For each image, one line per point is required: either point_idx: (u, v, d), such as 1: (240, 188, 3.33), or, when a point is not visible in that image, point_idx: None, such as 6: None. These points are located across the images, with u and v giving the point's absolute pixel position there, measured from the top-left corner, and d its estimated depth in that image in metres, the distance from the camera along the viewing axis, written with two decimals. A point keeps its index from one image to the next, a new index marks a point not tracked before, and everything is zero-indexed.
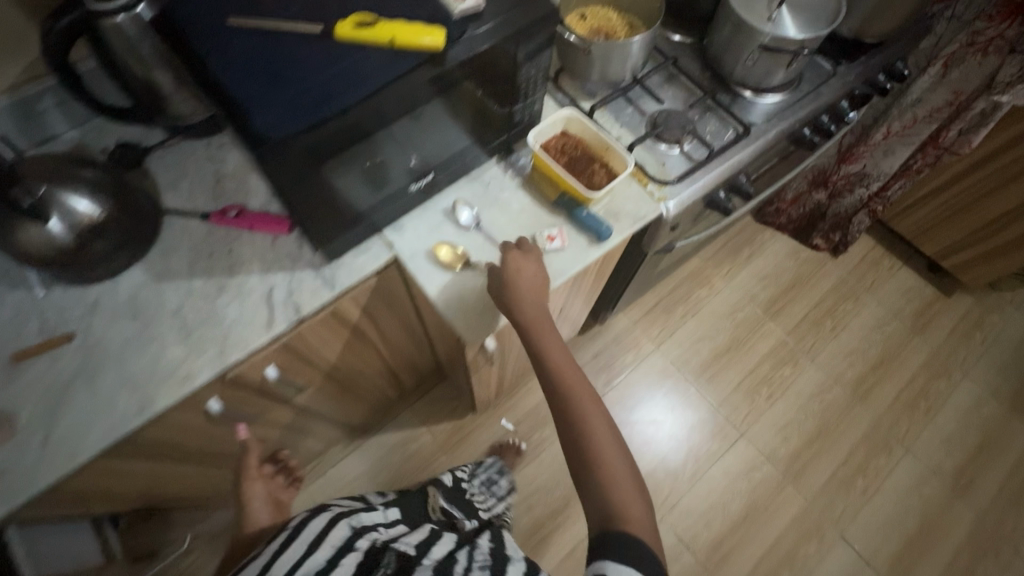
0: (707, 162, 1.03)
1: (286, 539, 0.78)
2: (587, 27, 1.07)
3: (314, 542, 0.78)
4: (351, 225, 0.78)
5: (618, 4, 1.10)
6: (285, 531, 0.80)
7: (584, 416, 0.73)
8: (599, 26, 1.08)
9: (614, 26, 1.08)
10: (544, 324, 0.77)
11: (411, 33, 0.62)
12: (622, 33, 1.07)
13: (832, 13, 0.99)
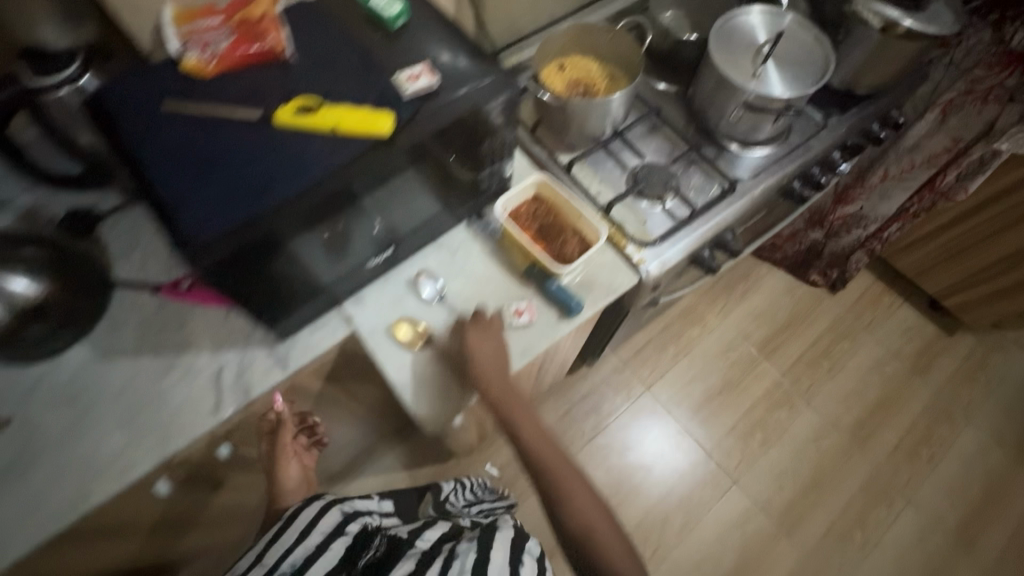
0: (690, 221, 0.98)
1: (284, 524, 0.86)
2: (567, 78, 1.03)
3: (306, 529, 0.85)
4: (306, 302, 0.74)
5: (598, 53, 1.06)
6: (281, 521, 0.87)
7: (568, 495, 0.72)
8: (578, 77, 1.04)
9: (594, 77, 1.04)
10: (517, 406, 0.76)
11: (358, 118, 0.58)
12: (602, 85, 1.03)
13: (821, 68, 0.95)
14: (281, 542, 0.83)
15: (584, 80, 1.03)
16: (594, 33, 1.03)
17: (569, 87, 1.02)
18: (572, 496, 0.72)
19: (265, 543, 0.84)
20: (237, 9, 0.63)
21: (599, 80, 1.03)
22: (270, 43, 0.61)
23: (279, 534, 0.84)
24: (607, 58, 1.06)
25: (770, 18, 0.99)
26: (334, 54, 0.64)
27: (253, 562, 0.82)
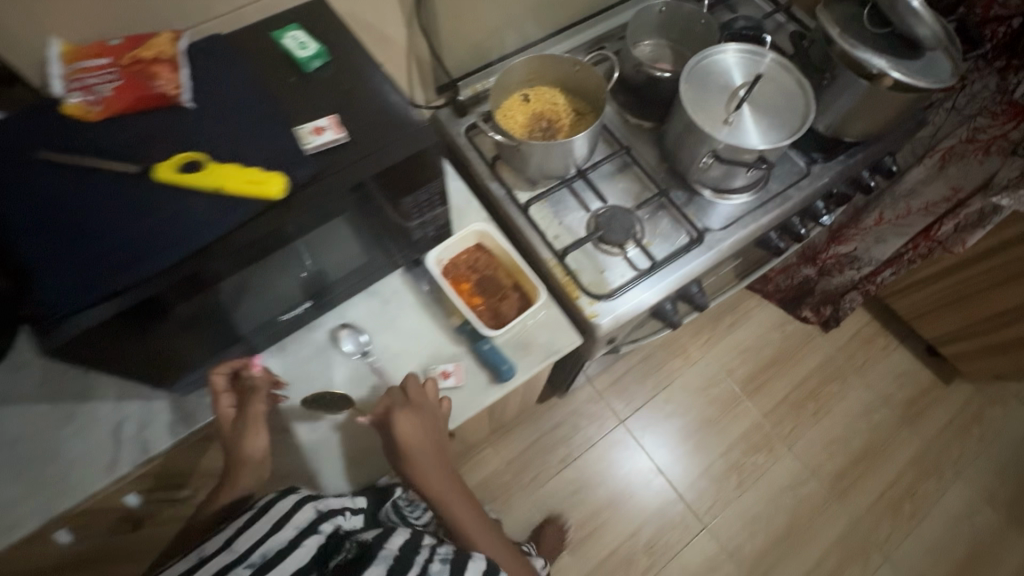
0: (650, 275, 0.92)
1: (256, 513, 0.63)
2: (528, 114, 0.97)
3: (278, 525, 0.62)
4: (213, 355, 0.69)
5: (566, 86, 0.99)
6: (251, 511, 0.63)
7: (484, 556, 0.67)
8: (541, 113, 0.97)
9: (558, 114, 0.97)
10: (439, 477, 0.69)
11: (248, 178, 0.52)
12: (565, 123, 0.97)
13: (800, 117, 0.88)
14: (247, 535, 0.61)
15: (547, 117, 0.97)
16: (561, 65, 0.96)
17: (531, 124, 0.96)
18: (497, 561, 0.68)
19: (241, 522, 0.62)
20: (130, 45, 0.57)
21: (563, 118, 0.97)
22: (162, 88, 0.55)
23: (248, 524, 0.61)
24: (575, 91, 0.99)
25: (751, 59, 0.92)
26: (235, 99, 0.58)
27: (222, 545, 0.60)
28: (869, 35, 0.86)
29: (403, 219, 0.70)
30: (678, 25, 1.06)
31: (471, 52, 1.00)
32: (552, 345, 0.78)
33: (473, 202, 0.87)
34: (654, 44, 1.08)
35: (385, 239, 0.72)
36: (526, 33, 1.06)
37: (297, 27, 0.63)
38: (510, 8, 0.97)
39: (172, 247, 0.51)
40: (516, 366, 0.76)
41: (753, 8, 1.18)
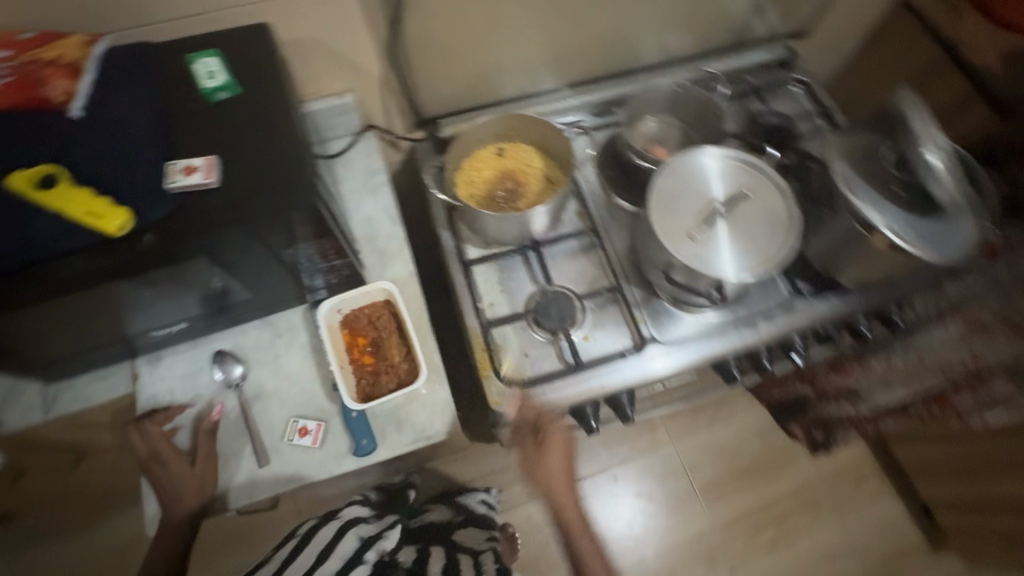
0: (573, 375, 0.84)
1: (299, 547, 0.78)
2: (496, 169, 0.91)
3: (324, 552, 0.75)
4: (79, 353, 0.68)
5: (547, 150, 0.92)
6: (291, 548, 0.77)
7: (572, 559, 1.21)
8: (509, 171, 0.91)
9: (527, 179, 0.90)
10: (562, 463, 0.98)
11: (90, 209, 0.50)
12: (531, 192, 0.90)
13: (779, 250, 0.77)
14: (292, 567, 0.74)
15: (513, 178, 0.90)
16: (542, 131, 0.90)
17: (495, 181, 0.90)
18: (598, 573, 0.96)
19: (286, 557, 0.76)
20: (41, 40, 0.56)
21: (529, 185, 0.90)
22: (52, 92, 0.54)
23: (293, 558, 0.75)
24: (554, 159, 0.92)
25: (747, 170, 0.82)
26: (121, 114, 0.55)
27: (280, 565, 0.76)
28: (884, 178, 0.76)
29: (295, 263, 0.67)
30: (691, 110, 0.97)
31: (460, 92, 0.94)
32: (424, 429, 0.72)
33: (404, 254, 0.83)
34: (663, 124, 0.99)
35: (276, 278, 0.69)
36: (529, 83, 1.00)
37: (217, 50, 0.60)
38: (508, 56, 0.91)
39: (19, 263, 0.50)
40: (380, 443, 0.71)
41: (793, 103, 1.06)
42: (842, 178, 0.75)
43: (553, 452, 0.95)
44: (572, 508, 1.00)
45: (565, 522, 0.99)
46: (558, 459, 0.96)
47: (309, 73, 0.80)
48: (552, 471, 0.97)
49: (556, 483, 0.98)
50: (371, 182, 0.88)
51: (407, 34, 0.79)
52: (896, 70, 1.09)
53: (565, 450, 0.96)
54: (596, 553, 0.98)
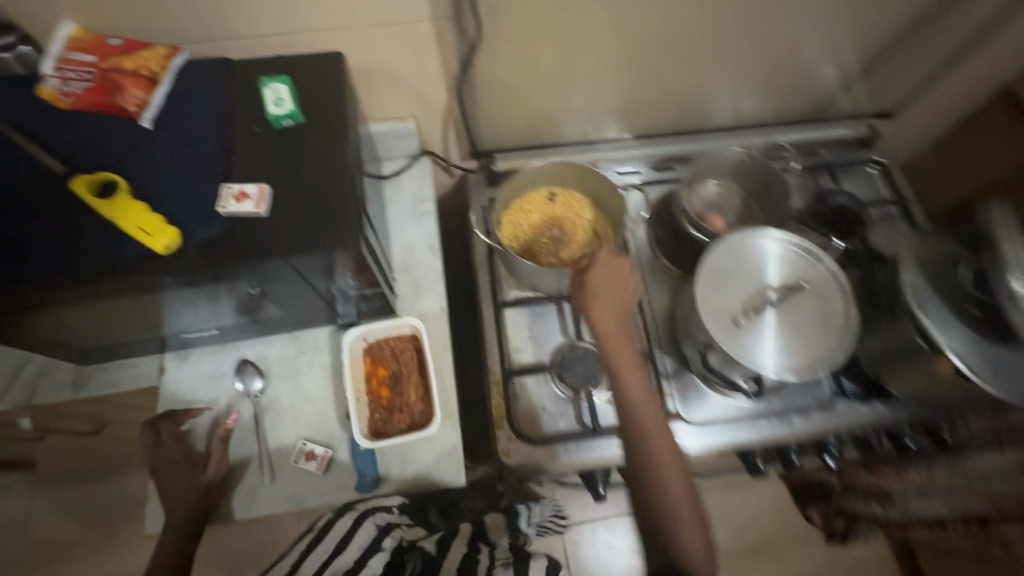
0: (590, 438, 0.81)
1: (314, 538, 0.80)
2: (543, 215, 0.88)
3: (343, 540, 0.76)
4: (114, 343, 0.70)
5: (597, 203, 0.90)
6: (312, 538, 0.80)
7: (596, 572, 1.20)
8: (557, 219, 0.88)
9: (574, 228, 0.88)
10: (620, 353, 0.70)
11: (142, 225, 0.51)
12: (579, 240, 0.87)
13: (830, 355, 0.72)
14: (314, 556, 0.76)
15: (560, 225, 0.87)
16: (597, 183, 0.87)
17: (541, 227, 0.87)
18: (662, 481, 0.62)
19: (305, 547, 0.79)
20: (124, 48, 0.59)
21: (578, 233, 0.87)
22: (125, 102, 0.56)
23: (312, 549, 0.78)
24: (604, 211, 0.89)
25: (806, 262, 0.78)
26: (190, 132, 0.57)
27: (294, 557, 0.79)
28: (960, 302, 0.68)
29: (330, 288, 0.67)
30: (757, 180, 0.92)
31: (520, 130, 0.93)
32: (429, 474, 0.71)
33: (438, 288, 0.82)
34: (724, 191, 0.95)
35: (308, 299, 0.69)
36: (591, 129, 0.97)
37: (288, 77, 0.61)
38: (575, 101, 0.89)
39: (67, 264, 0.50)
40: (382, 482, 0.70)
41: (867, 186, 1.00)
42: (915, 297, 0.68)
43: (608, 304, 0.72)
44: (633, 374, 0.68)
45: (635, 432, 0.66)
46: (611, 331, 0.71)
47: (374, 97, 0.80)
48: (604, 333, 0.71)
49: (613, 346, 0.70)
50: (418, 210, 0.88)
51: (476, 71, 0.78)
52: (987, 163, 0.94)
53: (621, 303, 0.73)
54: (667, 445, 0.64)
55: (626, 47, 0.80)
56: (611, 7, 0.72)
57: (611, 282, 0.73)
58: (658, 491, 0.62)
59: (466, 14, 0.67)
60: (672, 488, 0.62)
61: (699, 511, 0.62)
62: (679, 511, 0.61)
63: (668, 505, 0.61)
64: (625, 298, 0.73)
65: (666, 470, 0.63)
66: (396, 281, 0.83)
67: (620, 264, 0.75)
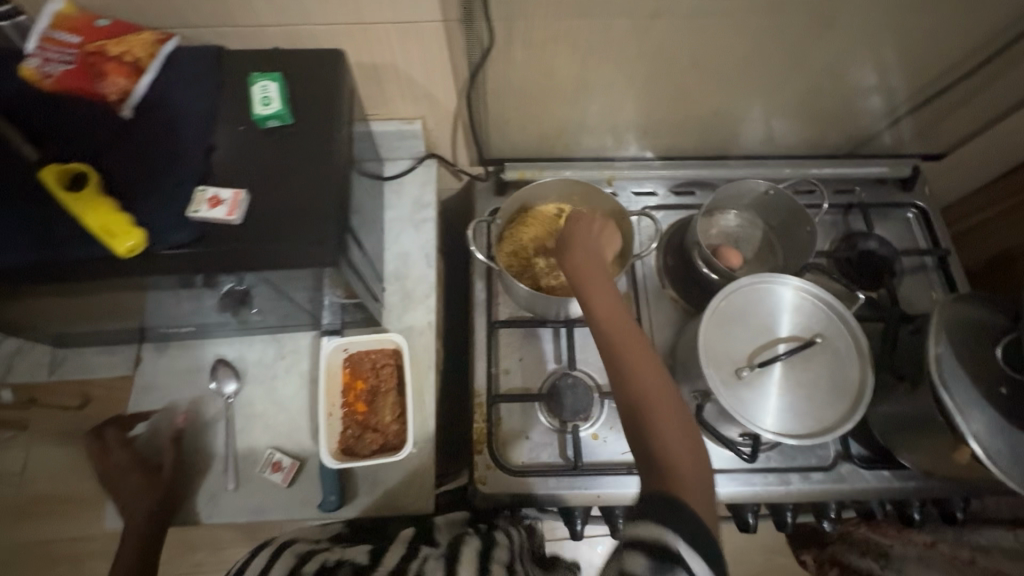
0: (571, 475, 0.76)
1: None
2: (547, 232, 0.82)
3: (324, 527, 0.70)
4: (92, 329, 0.68)
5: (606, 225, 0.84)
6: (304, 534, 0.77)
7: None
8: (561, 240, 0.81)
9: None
10: (589, 277, 0.64)
11: (107, 224, 0.48)
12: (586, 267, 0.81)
13: (837, 421, 0.66)
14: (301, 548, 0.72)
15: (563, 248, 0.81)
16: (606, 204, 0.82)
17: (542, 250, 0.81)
18: (644, 402, 0.55)
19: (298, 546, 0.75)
20: (111, 31, 0.56)
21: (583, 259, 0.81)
22: (106, 89, 0.53)
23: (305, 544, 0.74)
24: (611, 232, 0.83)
25: (825, 312, 0.71)
26: (173, 128, 0.54)
27: None
28: (991, 376, 0.62)
29: (310, 295, 0.64)
30: (781, 217, 0.86)
31: (533, 140, 0.88)
32: (396, 500, 0.68)
33: (429, 300, 0.79)
34: (744, 223, 0.89)
35: (290, 304, 0.66)
36: (610, 144, 0.92)
37: (278, 73, 0.57)
38: (594, 115, 0.84)
39: (28, 272, 0.48)
40: (346, 503, 0.67)
41: (902, 231, 0.93)
42: (941, 369, 0.61)
43: (580, 245, 0.68)
44: (606, 298, 0.62)
45: (615, 366, 0.58)
46: (583, 260, 0.66)
47: (380, 95, 0.76)
48: (575, 264, 0.66)
49: (583, 277, 0.65)
50: (418, 216, 0.84)
51: (489, 77, 0.74)
52: None
53: (595, 246, 0.68)
54: (650, 366, 0.57)
55: (653, 64, 0.74)
56: (640, 22, 0.66)
57: (586, 230, 0.69)
58: (646, 413, 0.55)
59: (478, 17, 0.63)
60: (658, 409, 0.55)
61: (688, 430, 0.54)
62: (662, 427, 0.54)
63: (651, 418, 0.55)
64: (604, 238, 0.70)
65: (650, 392, 0.56)
66: (386, 290, 0.79)
67: (594, 221, 0.70)
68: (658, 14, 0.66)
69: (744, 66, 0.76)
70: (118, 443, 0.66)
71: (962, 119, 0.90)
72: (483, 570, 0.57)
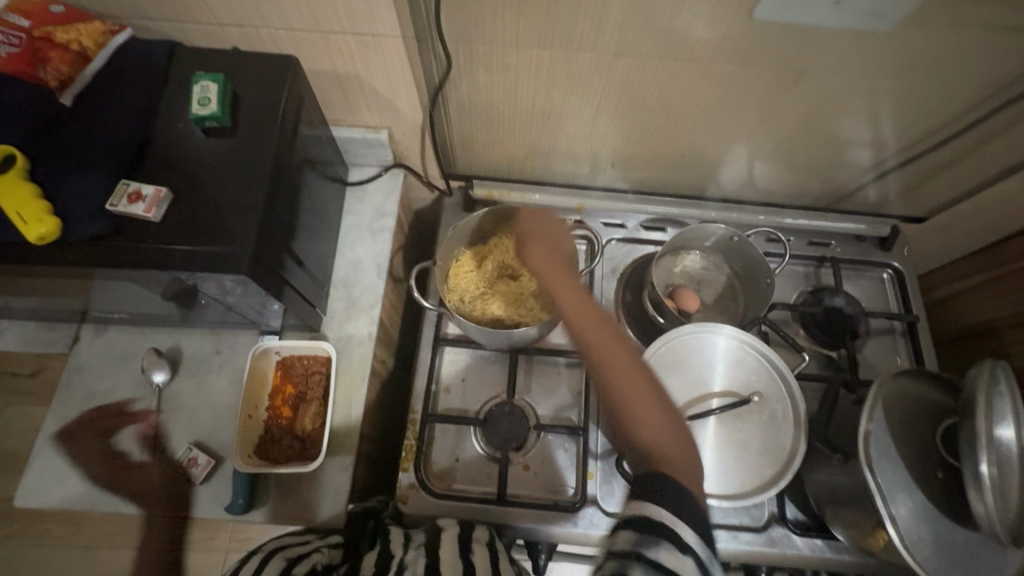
0: (493, 504, 0.74)
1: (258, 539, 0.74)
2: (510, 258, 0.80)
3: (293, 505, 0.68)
4: (33, 305, 0.70)
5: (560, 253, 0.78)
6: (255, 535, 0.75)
7: None
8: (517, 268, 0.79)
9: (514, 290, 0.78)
10: (555, 277, 0.69)
11: (20, 211, 0.48)
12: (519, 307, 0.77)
13: (757, 486, 0.65)
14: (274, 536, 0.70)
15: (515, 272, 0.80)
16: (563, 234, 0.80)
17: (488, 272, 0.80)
18: (625, 397, 0.55)
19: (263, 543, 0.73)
20: (62, 17, 0.57)
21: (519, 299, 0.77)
22: (48, 75, 0.55)
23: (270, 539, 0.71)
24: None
25: (766, 370, 0.70)
26: (112, 123, 0.55)
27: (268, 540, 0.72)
28: (930, 460, 0.59)
29: (239, 296, 0.64)
30: (744, 264, 0.83)
31: (502, 160, 0.87)
32: (306, 510, 0.67)
33: (373, 311, 0.78)
34: (708, 265, 0.86)
35: (224, 304, 0.67)
36: (583, 172, 0.90)
37: (223, 76, 0.59)
38: (563, 142, 0.83)
39: None
40: (255, 507, 0.66)
41: (874, 291, 0.90)
42: (869, 448, 0.59)
43: (547, 258, 0.72)
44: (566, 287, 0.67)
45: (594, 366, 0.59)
46: (539, 249, 0.73)
47: (345, 103, 0.76)
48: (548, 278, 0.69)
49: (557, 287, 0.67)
50: (375, 224, 0.84)
51: (452, 96, 0.73)
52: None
53: (557, 260, 0.71)
54: (626, 359, 0.58)
55: (620, 100, 0.73)
56: (602, 58, 0.65)
57: (547, 249, 0.73)
58: (631, 411, 0.54)
59: (433, 36, 0.62)
60: (639, 401, 0.54)
61: (673, 415, 0.53)
62: (646, 418, 0.53)
63: (635, 415, 0.54)
64: (568, 251, 0.73)
65: (630, 387, 0.55)
66: (332, 296, 0.79)
67: (544, 244, 0.74)
68: (619, 52, 0.64)
69: (712, 112, 0.74)
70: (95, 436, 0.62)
71: (950, 190, 0.86)
72: (464, 553, 0.59)
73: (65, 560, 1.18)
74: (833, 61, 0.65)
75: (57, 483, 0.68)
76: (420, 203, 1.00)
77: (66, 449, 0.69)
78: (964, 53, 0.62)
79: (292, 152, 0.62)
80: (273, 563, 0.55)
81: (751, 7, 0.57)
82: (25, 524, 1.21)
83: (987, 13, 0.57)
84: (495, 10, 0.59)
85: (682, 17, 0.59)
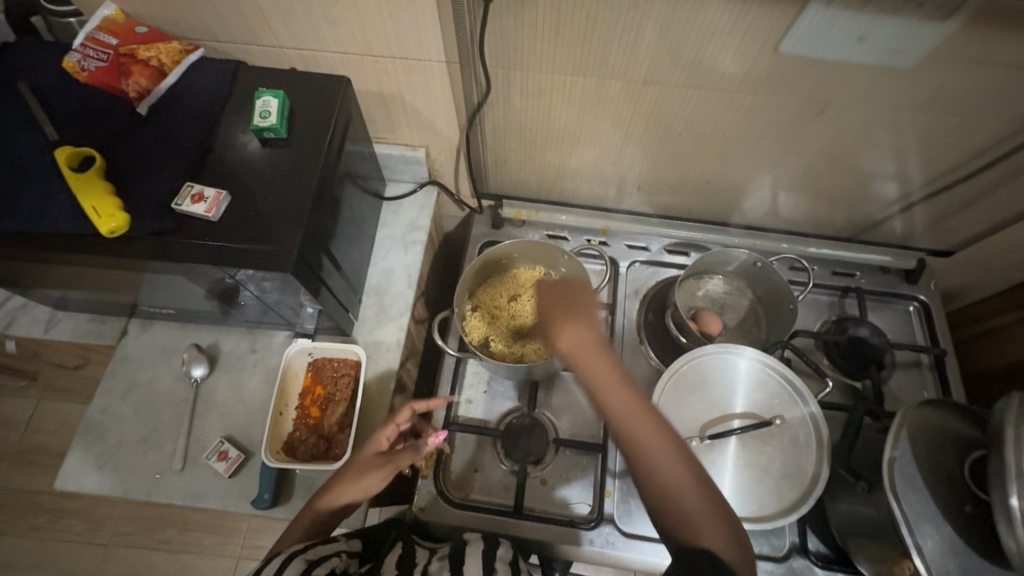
0: (509, 517, 0.75)
1: None
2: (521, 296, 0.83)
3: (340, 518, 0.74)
4: (87, 299, 0.75)
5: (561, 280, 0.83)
6: None
7: None
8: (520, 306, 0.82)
9: (517, 292, 0.83)
10: (588, 354, 0.57)
11: (96, 205, 0.54)
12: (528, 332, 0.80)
13: (778, 510, 0.65)
14: None
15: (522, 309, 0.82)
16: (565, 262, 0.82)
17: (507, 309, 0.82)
18: (671, 489, 0.50)
19: None
20: (146, 37, 0.65)
21: None
22: (128, 87, 0.62)
23: None
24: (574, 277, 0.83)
25: (789, 395, 0.70)
26: (182, 131, 0.61)
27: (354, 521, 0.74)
28: (958, 493, 0.58)
29: (280, 299, 0.67)
30: (768, 289, 0.83)
31: (532, 180, 0.91)
32: None
33: (402, 318, 0.81)
34: (731, 289, 0.86)
35: (264, 305, 0.70)
36: (610, 196, 0.93)
37: (282, 92, 0.64)
38: (590, 163, 0.85)
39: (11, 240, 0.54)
40: (279, 504, 0.68)
41: (899, 324, 0.89)
42: (894, 476, 0.58)
43: (565, 307, 0.61)
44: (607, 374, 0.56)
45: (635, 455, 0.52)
46: (571, 327, 0.59)
47: (387, 122, 0.81)
48: (565, 332, 0.59)
49: (577, 347, 0.58)
50: (408, 237, 0.88)
51: (488, 117, 0.78)
52: None
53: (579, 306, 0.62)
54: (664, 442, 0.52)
55: (647, 126, 0.76)
56: (631, 86, 0.69)
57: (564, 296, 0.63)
58: (674, 502, 0.50)
59: (473, 61, 0.67)
60: (687, 493, 0.50)
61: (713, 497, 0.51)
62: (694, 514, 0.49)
63: (681, 509, 0.49)
64: (582, 297, 0.64)
65: (677, 485, 0.50)
66: (363, 302, 0.82)
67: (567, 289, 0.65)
68: (648, 81, 0.68)
69: (736, 140, 0.77)
70: (374, 447, 0.67)
71: (978, 225, 0.86)
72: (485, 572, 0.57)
73: (82, 557, 1.22)
74: (854, 95, 0.67)
75: (94, 468, 0.71)
76: (450, 221, 1.04)
77: (105, 436, 0.73)
78: (990, 86, 0.63)
79: (338, 164, 0.66)
80: (294, 565, 0.54)
81: (778, 40, 0.60)
82: (48, 518, 1.25)
83: (1011, 50, 0.58)
84: (532, 36, 0.63)
85: (709, 50, 0.63)
